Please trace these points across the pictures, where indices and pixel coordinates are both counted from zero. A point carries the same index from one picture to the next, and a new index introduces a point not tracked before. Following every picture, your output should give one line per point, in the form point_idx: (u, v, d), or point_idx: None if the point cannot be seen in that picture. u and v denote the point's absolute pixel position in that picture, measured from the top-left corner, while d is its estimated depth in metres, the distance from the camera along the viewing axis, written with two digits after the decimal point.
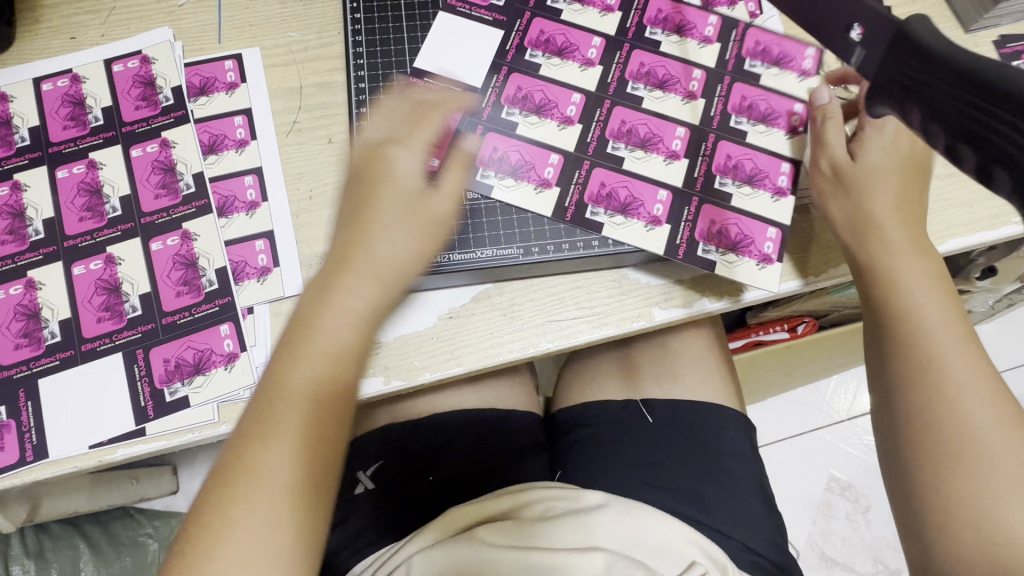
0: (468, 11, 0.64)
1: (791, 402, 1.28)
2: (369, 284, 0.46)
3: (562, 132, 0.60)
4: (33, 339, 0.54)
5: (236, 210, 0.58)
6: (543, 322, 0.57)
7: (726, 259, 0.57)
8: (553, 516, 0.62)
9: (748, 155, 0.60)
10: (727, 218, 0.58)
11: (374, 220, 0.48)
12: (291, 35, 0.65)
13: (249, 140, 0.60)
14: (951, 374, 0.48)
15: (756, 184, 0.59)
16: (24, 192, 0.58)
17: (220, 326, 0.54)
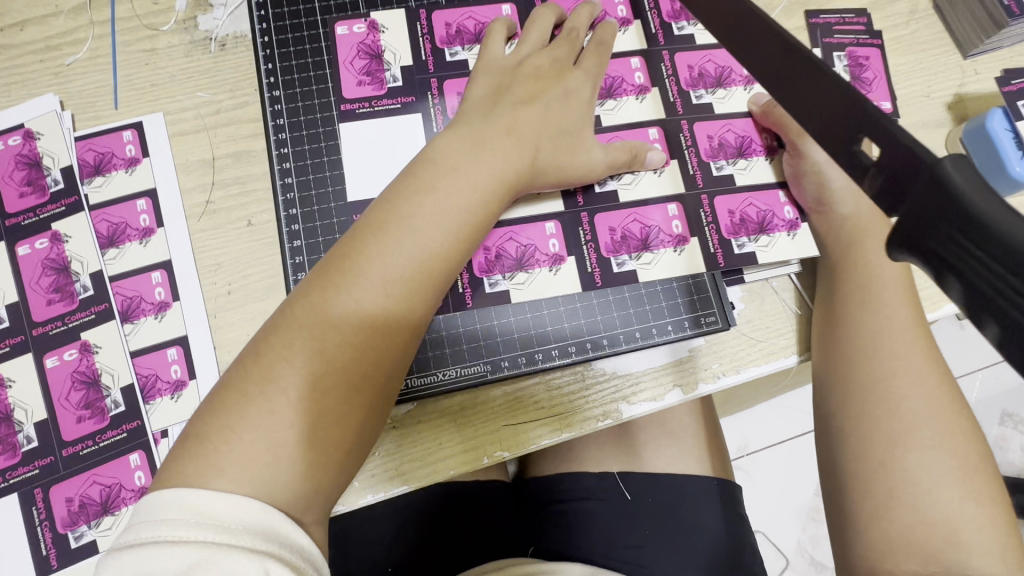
0: (370, 108, 0.55)
1: (777, 407, 1.16)
2: (327, 321, 0.39)
3: (543, 197, 0.52)
4: (6, 446, 0.48)
5: (143, 313, 0.51)
6: (497, 429, 0.50)
7: (761, 245, 0.53)
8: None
9: (747, 202, 0.54)
10: (742, 202, 0.54)
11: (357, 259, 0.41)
12: (201, 95, 0.56)
13: (155, 229, 0.53)
14: (912, 387, 0.47)
15: (770, 229, 0.54)
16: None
17: (129, 456, 0.48)
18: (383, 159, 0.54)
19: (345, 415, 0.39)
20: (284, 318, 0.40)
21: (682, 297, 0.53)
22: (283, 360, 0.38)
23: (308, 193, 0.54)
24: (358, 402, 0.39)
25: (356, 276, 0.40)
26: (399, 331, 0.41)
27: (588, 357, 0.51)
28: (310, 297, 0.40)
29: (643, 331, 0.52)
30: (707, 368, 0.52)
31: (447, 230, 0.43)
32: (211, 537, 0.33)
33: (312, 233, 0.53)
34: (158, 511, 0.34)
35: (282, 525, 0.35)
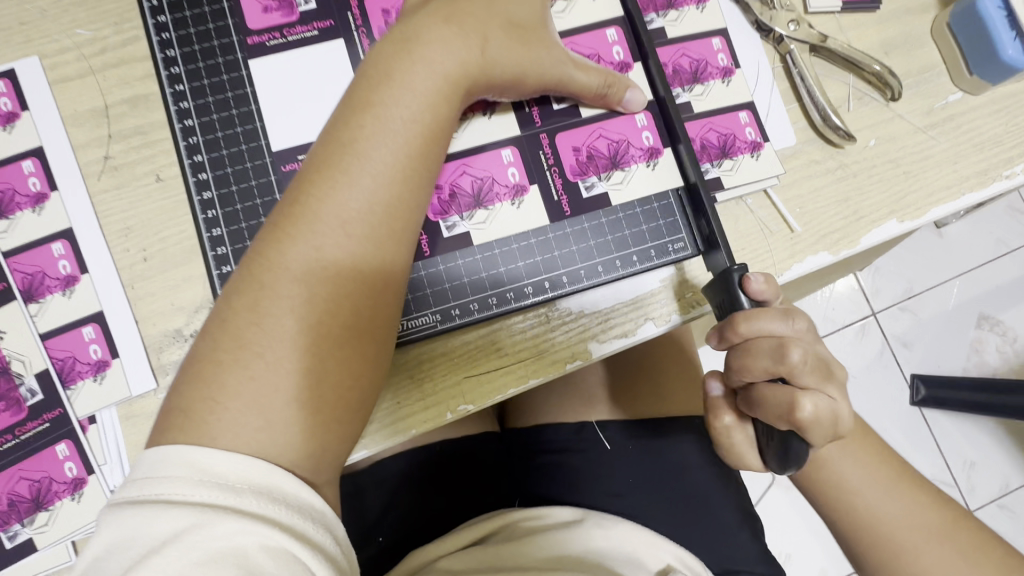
0: (282, 41, 0.46)
1: None
2: (303, 289, 0.35)
3: (493, 121, 0.46)
4: (10, 401, 0.44)
5: (48, 290, 0.45)
6: (456, 383, 0.46)
7: (725, 169, 0.49)
8: (540, 531, 0.56)
9: (706, 127, 0.50)
10: (700, 129, 0.50)
11: (314, 215, 0.36)
12: (80, 32, 0.48)
13: (48, 193, 0.46)
14: None
15: (731, 154, 0.49)
16: None
17: (56, 447, 0.43)
18: (301, 100, 0.45)
19: (319, 370, 0.35)
20: (246, 281, 0.35)
21: (647, 224, 0.47)
22: (251, 321, 0.35)
23: (213, 134, 0.45)
24: (341, 356, 0.36)
25: (312, 220, 0.36)
26: (368, 275, 0.37)
27: (548, 299, 0.46)
28: (264, 253, 0.36)
29: (607, 264, 0.47)
30: (681, 299, 0.48)
31: (400, 159, 0.38)
32: (212, 496, 0.31)
33: (223, 181, 0.45)
34: (158, 467, 0.32)
35: (290, 486, 0.33)
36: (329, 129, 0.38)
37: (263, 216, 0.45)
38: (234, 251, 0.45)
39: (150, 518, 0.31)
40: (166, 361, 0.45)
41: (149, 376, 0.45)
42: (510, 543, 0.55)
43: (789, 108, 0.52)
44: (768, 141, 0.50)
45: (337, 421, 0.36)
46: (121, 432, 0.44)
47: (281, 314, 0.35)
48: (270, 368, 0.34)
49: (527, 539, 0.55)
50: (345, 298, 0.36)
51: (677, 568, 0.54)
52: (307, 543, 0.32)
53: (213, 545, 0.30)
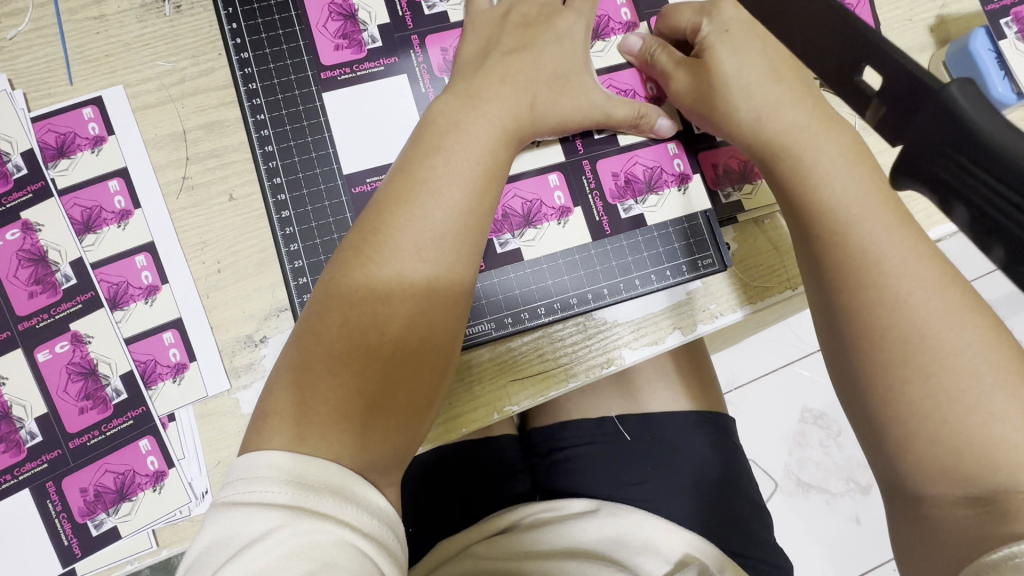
0: (352, 75, 0.51)
1: (764, 341, 1.19)
2: (384, 305, 0.40)
3: (541, 149, 0.51)
4: (96, 400, 0.48)
5: (131, 298, 0.49)
6: (506, 385, 0.51)
7: (746, 193, 0.54)
8: (558, 521, 0.61)
9: (730, 155, 0.54)
10: (724, 155, 0.54)
11: (393, 241, 0.41)
12: (161, 64, 0.53)
13: (132, 210, 0.51)
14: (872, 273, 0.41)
15: (753, 178, 0.54)
16: (38, 233, 0.49)
17: (139, 443, 0.47)
18: (369, 129, 0.50)
19: (397, 379, 0.40)
20: (333, 299, 0.41)
21: (678, 242, 0.52)
22: (343, 332, 0.40)
23: (290, 159, 0.50)
24: (418, 364, 0.41)
25: (392, 246, 0.41)
26: (437, 291, 0.42)
27: (587, 308, 0.51)
28: (350, 275, 0.41)
29: (642, 278, 0.52)
30: (705, 309, 0.53)
31: (463, 189, 0.43)
32: (294, 496, 0.35)
33: (299, 201, 0.50)
34: (250, 470, 0.36)
35: (360, 489, 0.37)
36: (404, 169, 0.44)
37: (335, 234, 0.50)
38: (310, 264, 0.50)
39: (244, 517, 0.34)
40: (239, 364, 0.49)
41: (222, 377, 0.49)
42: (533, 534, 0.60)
43: None
44: None
45: (406, 423, 0.41)
46: (197, 430, 0.48)
47: (366, 329, 0.40)
48: (356, 376, 0.39)
49: (548, 530, 0.60)
50: (422, 314, 0.41)
51: (692, 555, 0.57)
52: (377, 543, 0.35)
53: (297, 541, 0.33)
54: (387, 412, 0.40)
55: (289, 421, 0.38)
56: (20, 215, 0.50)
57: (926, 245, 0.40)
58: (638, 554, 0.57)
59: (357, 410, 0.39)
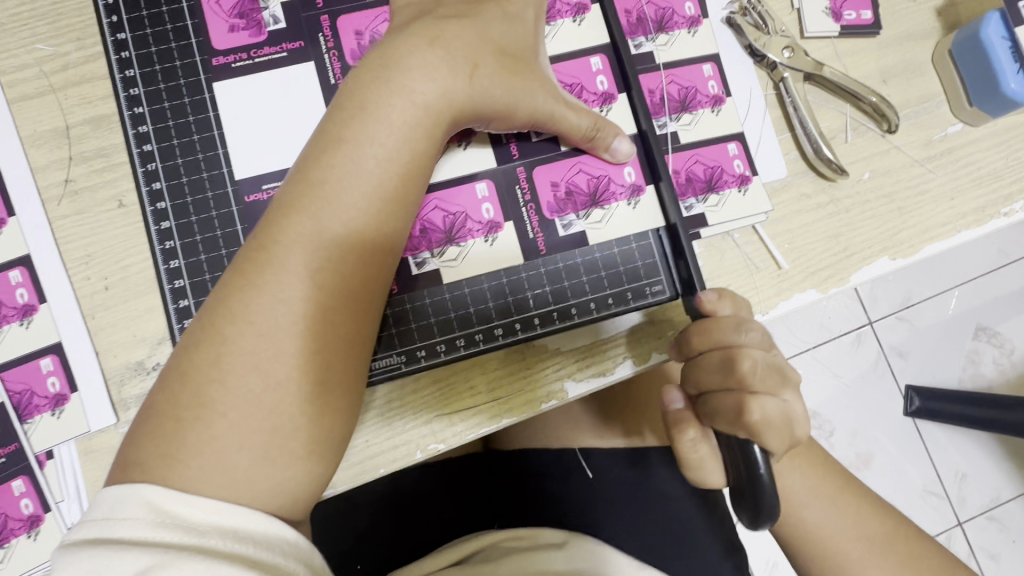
0: (248, 63, 0.44)
1: None
2: (262, 337, 0.33)
3: (469, 152, 0.44)
4: None
5: (6, 319, 0.44)
6: (427, 422, 0.45)
7: (710, 205, 0.48)
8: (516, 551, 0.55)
9: (692, 159, 0.48)
10: (687, 160, 0.48)
11: (277, 259, 0.34)
12: (41, 48, 0.46)
13: (7, 218, 0.45)
14: None
15: (718, 187, 0.48)
16: None
17: (12, 484, 0.42)
18: (268, 127, 0.43)
19: (341, 377, 0.35)
20: (206, 329, 0.34)
21: (624, 265, 0.45)
22: (247, 368, 0.33)
23: (173, 162, 0.44)
24: (310, 408, 0.34)
25: (297, 255, 0.35)
26: (333, 318, 0.35)
27: (535, 334, 0.44)
28: (226, 301, 0.34)
29: (580, 305, 0.45)
30: (663, 338, 0.46)
31: (366, 195, 0.36)
32: (173, 538, 0.30)
33: (181, 212, 0.44)
34: (122, 510, 0.31)
35: (257, 524, 0.32)
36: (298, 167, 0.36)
37: (223, 250, 0.44)
38: (192, 285, 0.44)
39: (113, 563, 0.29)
40: (127, 393, 0.44)
41: (108, 408, 0.43)
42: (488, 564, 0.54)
43: (781, 137, 0.50)
44: (757, 173, 0.49)
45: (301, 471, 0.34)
46: (80, 469, 0.43)
47: (243, 366, 0.33)
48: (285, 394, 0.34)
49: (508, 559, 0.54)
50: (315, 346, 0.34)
51: None
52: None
53: None
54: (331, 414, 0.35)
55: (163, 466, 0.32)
56: None
57: None
58: None
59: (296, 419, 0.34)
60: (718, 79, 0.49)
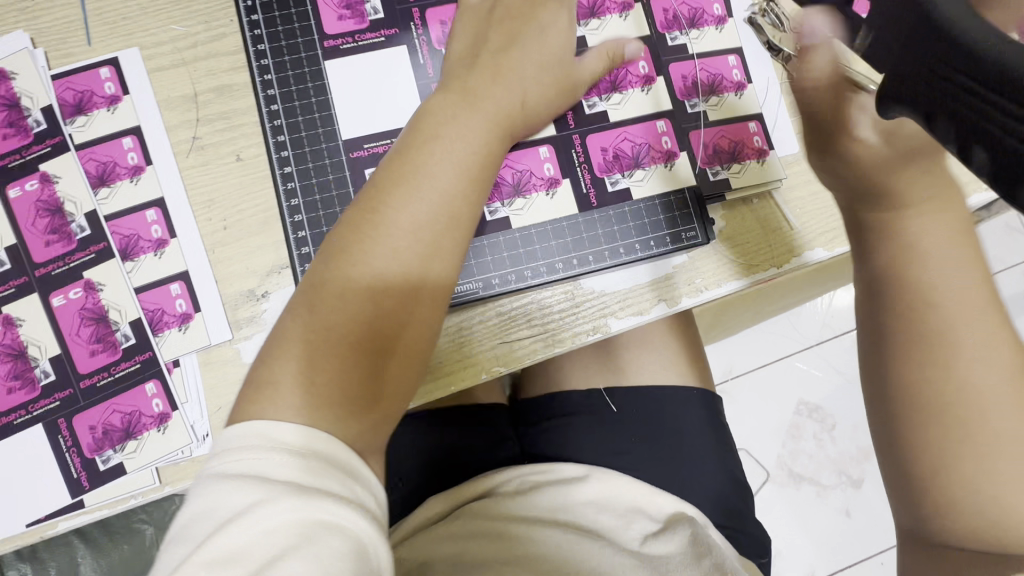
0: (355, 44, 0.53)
1: (761, 334, 1.22)
2: (365, 282, 0.42)
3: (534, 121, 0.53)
4: (107, 344, 0.50)
5: (142, 250, 0.52)
6: (493, 348, 0.53)
7: (734, 172, 0.56)
8: (541, 485, 0.64)
9: (719, 134, 0.56)
10: (714, 135, 0.56)
11: (383, 221, 0.43)
12: (175, 29, 0.55)
13: (144, 166, 0.53)
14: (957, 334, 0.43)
15: (741, 158, 0.56)
16: (56, 185, 0.52)
17: (145, 386, 0.50)
18: (371, 97, 0.53)
19: (425, 322, 0.44)
20: (324, 273, 0.42)
21: (664, 215, 0.54)
22: (359, 303, 0.41)
23: (294, 119, 0.53)
24: (393, 347, 0.42)
25: (361, 269, 0.42)
26: (427, 276, 0.44)
27: (591, 269, 0.53)
28: (342, 252, 0.43)
29: (626, 247, 0.54)
30: (690, 283, 0.55)
31: (454, 179, 0.45)
32: (282, 464, 0.36)
33: (302, 160, 0.53)
34: (234, 440, 0.37)
35: (340, 454, 0.38)
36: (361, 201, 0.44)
37: (334, 192, 0.53)
38: (309, 218, 0.53)
39: (227, 490, 0.34)
40: (241, 315, 0.52)
41: (226, 326, 0.52)
42: (522, 496, 0.63)
43: (794, 119, 0.58)
44: (774, 148, 0.57)
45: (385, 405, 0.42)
46: (201, 377, 0.51)
47: (351, 305, 0.41)
48: (343, 382, 0.40)
49: (538, 492, 0.63)
50: (412, 294, 0.43)
51: (682, 514, 0.61)
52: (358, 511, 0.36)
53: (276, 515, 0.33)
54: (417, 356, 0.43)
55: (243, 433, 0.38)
56: (40, 167, 0.52)
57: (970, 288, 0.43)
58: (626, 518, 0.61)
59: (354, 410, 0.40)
60: (741, 69, 0.58)
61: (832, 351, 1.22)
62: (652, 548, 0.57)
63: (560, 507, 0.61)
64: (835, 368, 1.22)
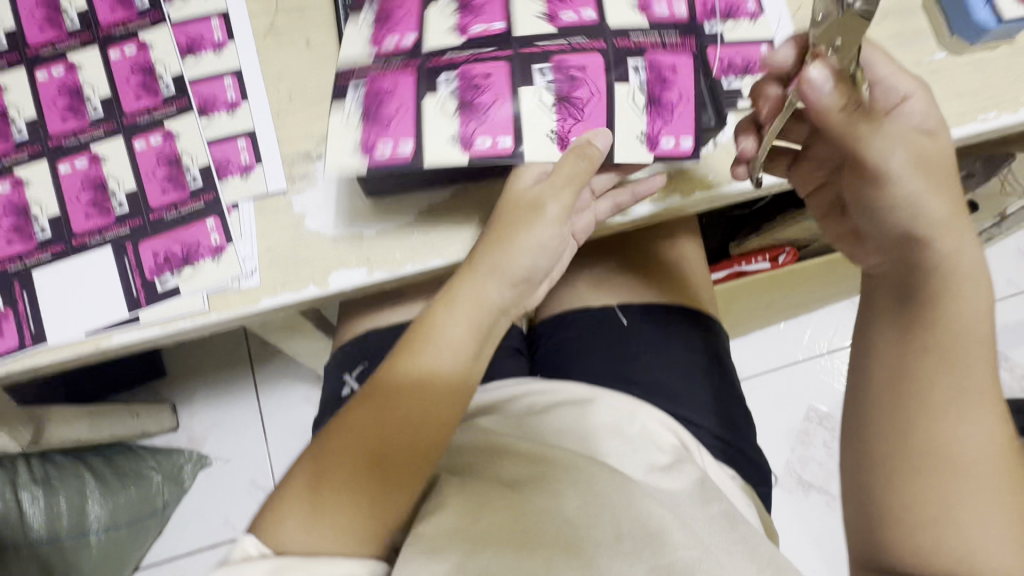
0: None
1: (769, 335, 1.25)
2: (364, 421, 0.50)
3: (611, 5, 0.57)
4: (177, 184, 0.57)
5: (216, 109, 0.59)
6: None
7: (745, 83, 0.62)
8: (546, 408, 0.63)
9: (734, 51, 0.62)
10: (729, 51, 0.62)
11: (412, 349, 0.53)
12: None
13: (227, 43, 0.61)
14: (955, 331, 0.45)
15: (752, 73, 0.62)
16: (150, 51, 0.59)
17: (206, 221, 0.56)
18: None
19: (411, 432, 0.50)
20: (371, 392, 0.52)
21: None
22: (345, 451, 0.49)
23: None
24: (376, 469, 0.49)
25: (396, 379, 0.52)
26: (417, 421, 0.50)
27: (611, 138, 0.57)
28: (376, 389, 0.52)
29: None
30: (703, 179, 0.60)
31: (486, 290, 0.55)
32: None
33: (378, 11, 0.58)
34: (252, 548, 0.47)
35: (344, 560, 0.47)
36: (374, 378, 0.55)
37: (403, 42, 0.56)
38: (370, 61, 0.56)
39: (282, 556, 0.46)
40: (298, 170, 0.58)
41: (284, 178, 0.58)
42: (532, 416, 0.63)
43: None
44: None
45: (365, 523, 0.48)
46: (256, 220, 0.57)
47: (342, 446, 0.50)
48: (349, 502, 0.48)
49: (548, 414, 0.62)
50: (392, 431, 0.50)
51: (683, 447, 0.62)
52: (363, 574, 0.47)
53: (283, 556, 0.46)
54: (385, 495, 0.49)
55: (271, 534, 0.48)
56: (138, 36, 0.59)
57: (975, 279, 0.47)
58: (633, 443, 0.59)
59: (350, 517, 0.48)
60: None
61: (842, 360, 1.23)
62: (654, 482, 0.56)
63: (572, 429, 0.60)
64: None
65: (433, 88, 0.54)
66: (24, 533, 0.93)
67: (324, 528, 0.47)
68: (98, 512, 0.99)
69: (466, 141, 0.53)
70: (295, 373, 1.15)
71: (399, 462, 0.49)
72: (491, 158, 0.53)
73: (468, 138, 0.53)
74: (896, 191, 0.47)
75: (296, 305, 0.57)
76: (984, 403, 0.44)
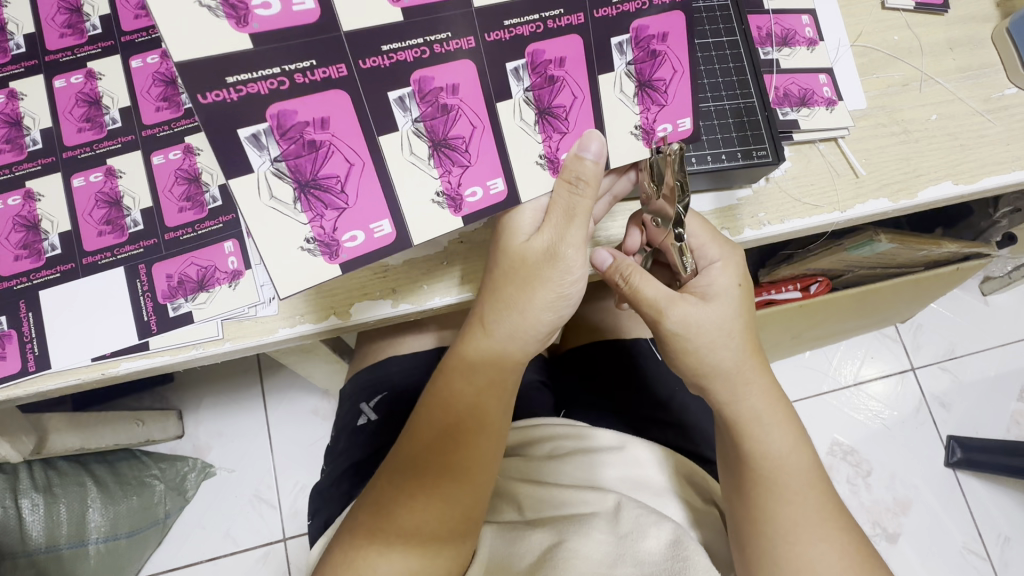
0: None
1: (797, 365, 1.16)
2: (432, 409, 0.49)
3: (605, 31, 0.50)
4: (195, 203, 0.53)
5: None
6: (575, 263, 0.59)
7: (803, 114, 0.58)
8: (561, 455, 0.56)
9: (790, 80, 0.59)
10: (785, 81, 0.59)
11: (479, 315, 0.49)
12: None
13: None
14: (748, 410, 0.49)
15: (810, 103, 0.58)
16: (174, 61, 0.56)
17: (224, 244, 0.53)
18: None
19: (481, 412, 0.48)
20: (439, 386, 0.50)
21: (735, 133, 0.54)
22: (418, 444, 0.48)
23: None
24: (440, 466, 0.46)
25: (465, 349, 0.49)
26: (493, 383, 0.49)
27: None
28: (438, 386, 0.50)
29: (699, 158, 0.53)
30: (753, 217, 0.56)
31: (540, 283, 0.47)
32: None
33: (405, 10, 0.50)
34: None
35: None
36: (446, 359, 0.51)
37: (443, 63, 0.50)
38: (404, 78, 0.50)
39: None
40: None
41: None
42: (552, 459, 0.55)
43: (862, 78, 0.61)
44: (843, 99, 0.59)
45: (455, 530, 0.46)
46: None
47: (413, 440, 0.48)
48: (435, 512, 0.45)
49: (566, 460, 0.54)
50: (463, 415, 0.48)
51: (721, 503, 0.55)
52: None
53: None
54: (470, 489, 0.46)
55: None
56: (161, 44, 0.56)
57: (751, 356, 0.51)
58: (661, 502, 0.52)
59: (423, 553, 0.44)
60: (814, 28, 0.61)
61: (874, 392, 1.15)
62: None
63: (591, 478, 0.53)
64: (879, 414, 1.13)
65: (394, 121, 0.41)
66: (21, 542, 0.89)
67: (411, 553, 0.44)
68: (98, 521, 0.95)
69: (454, 202, 0.44)
70: (303, 385, 1.10)
71: (480, 449, 0.47)
72: (487, 209, 0.45)
73: (455, 193, 0.44)
74: (674, 318, 0.49)
75: (314, 336, 0.53)
76: (812, 480, 0.48)
